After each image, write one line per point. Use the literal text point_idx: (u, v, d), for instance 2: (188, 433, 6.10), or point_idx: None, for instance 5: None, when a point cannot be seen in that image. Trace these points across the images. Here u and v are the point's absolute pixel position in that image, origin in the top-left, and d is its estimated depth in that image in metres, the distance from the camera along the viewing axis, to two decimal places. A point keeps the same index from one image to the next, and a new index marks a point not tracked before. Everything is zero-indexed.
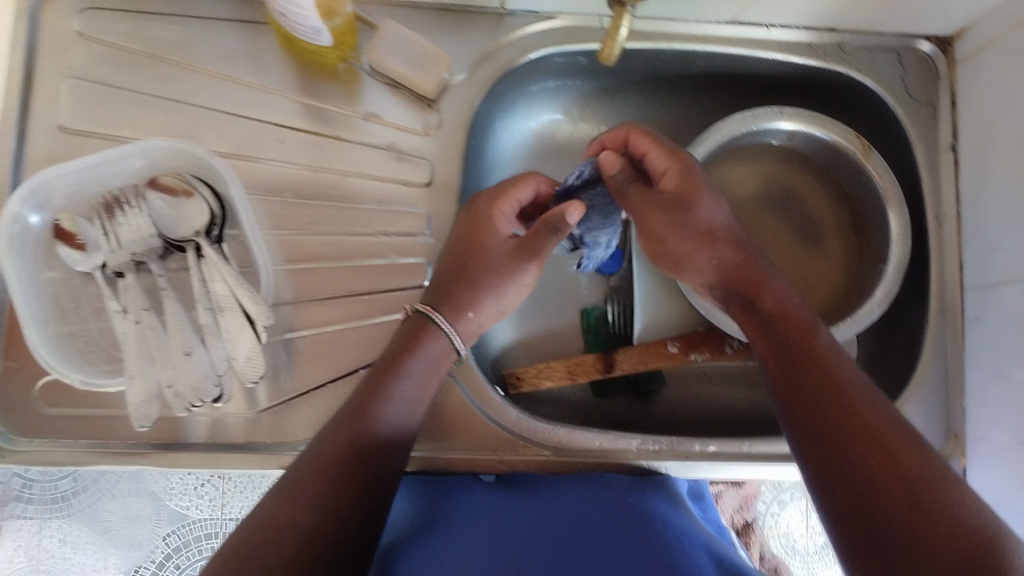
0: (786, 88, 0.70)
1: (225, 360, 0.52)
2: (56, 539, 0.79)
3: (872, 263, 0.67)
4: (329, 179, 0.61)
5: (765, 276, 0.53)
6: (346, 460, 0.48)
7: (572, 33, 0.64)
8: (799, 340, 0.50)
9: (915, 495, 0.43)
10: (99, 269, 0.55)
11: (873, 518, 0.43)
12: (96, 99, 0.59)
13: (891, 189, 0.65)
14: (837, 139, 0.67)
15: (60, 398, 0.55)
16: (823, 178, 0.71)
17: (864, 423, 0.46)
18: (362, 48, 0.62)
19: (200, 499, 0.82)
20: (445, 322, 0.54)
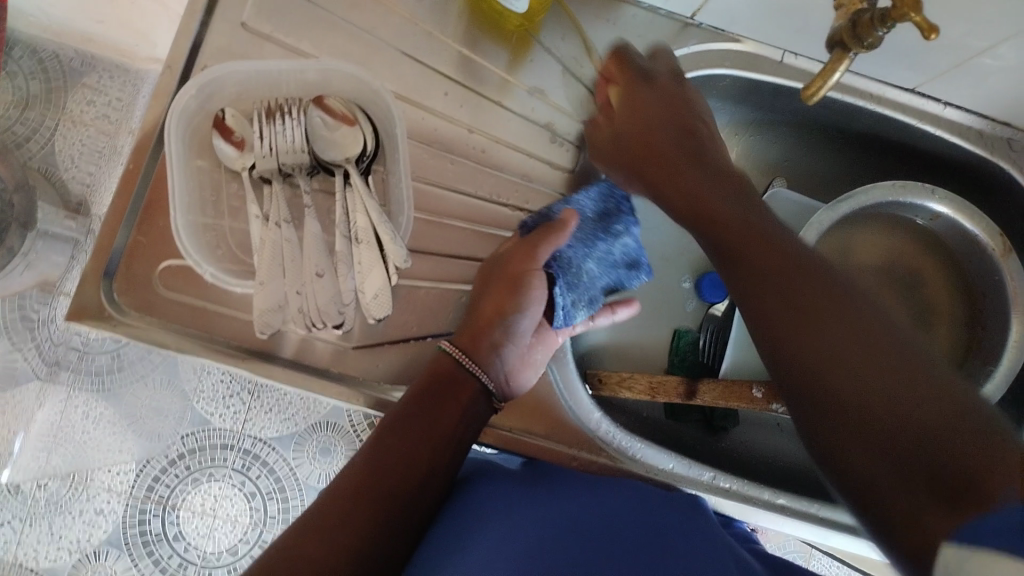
0: (941, 169, 0.69)
1: (352, 292, 0.52)
2: (82, 411, 0.87)
3: (979, 362, 0.67)
4: (480, 141, 0.61)
5: (681, 187, 0.50)
6: (398, 468, 0.49)
7: (749, 60, 0.64)
8: (745, 250, 0.45)
9: (901, 420, 0.36)
10: (247, 170, 0.55)
11: (872, 440, 0.36)
12: (282, 6, 0.59)
13: (1021, 297, 0.64)
14: (979, 233, 0.66)
15: (179, 283, 0.56)
16: (949, 266, 0.70)
17: (812, 342, 0.40)
18: (545, 24, 0.62)
19: (224, 409, 0.88)
20: (463, 354, 0.54)
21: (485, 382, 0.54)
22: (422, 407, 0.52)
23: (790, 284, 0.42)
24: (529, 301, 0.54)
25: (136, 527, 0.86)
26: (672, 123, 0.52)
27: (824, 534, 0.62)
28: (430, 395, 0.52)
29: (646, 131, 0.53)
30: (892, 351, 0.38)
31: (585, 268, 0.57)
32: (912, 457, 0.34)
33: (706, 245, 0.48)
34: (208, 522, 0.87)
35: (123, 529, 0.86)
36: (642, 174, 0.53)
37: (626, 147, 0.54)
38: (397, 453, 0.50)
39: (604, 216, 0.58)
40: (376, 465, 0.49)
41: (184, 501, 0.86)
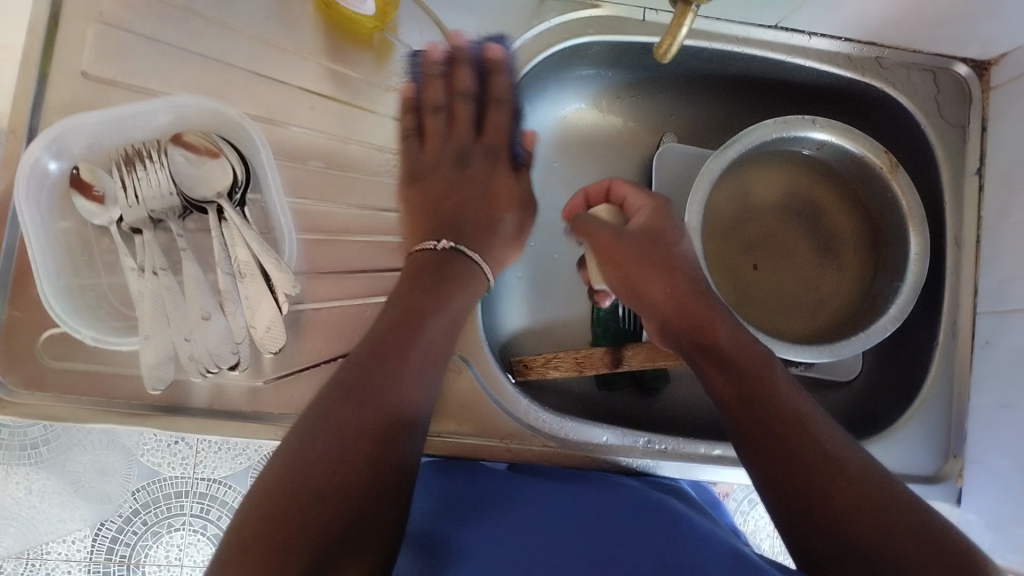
0: (819, 98, 0.70)
1: (244, 328, 0.51)
2: (23, 486, 0.78)
3: (886, 279, 0.67)
4: (356, 151, 0.60)
5: (707, 313, 0.54)
6: (355, 448, 0.44)
7: (612, 24, 0.64)
8: (711, 345, 0.53)
9: (858, 499, 0.44)
10: (115, 224, 0.53)
11: (834, 526, 0.44)
12: (121, 47, 0.57)
13: (914, 209, 0.65)
14: (864, 152, 0.67)
15: (66, 351, 0.54)
16: (846, 192, 0.71)
17: (769, 405, 0.49)
18: (401, 20, 0.61)
19: (172, 457, 0.81)
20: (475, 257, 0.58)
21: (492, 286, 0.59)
22: (381, 366, 0.47)
23: (758, 377, 0.50)
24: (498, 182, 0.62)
25: None
26: (663, 251, 0.57)
27: None
28: (401, 342, 0.49)
29: (660, 258, 0.57)
30: (822, 433, 0.47)
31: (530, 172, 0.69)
32: (847, 525, 0.43)
33: (694, 358, 0.54)
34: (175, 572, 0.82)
35: None
36: (620, 276, 0.58)
37: (609, 259, 0.58)
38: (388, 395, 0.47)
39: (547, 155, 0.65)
40: (324, 443, 0.43)
41: (148, 557, 0.81)
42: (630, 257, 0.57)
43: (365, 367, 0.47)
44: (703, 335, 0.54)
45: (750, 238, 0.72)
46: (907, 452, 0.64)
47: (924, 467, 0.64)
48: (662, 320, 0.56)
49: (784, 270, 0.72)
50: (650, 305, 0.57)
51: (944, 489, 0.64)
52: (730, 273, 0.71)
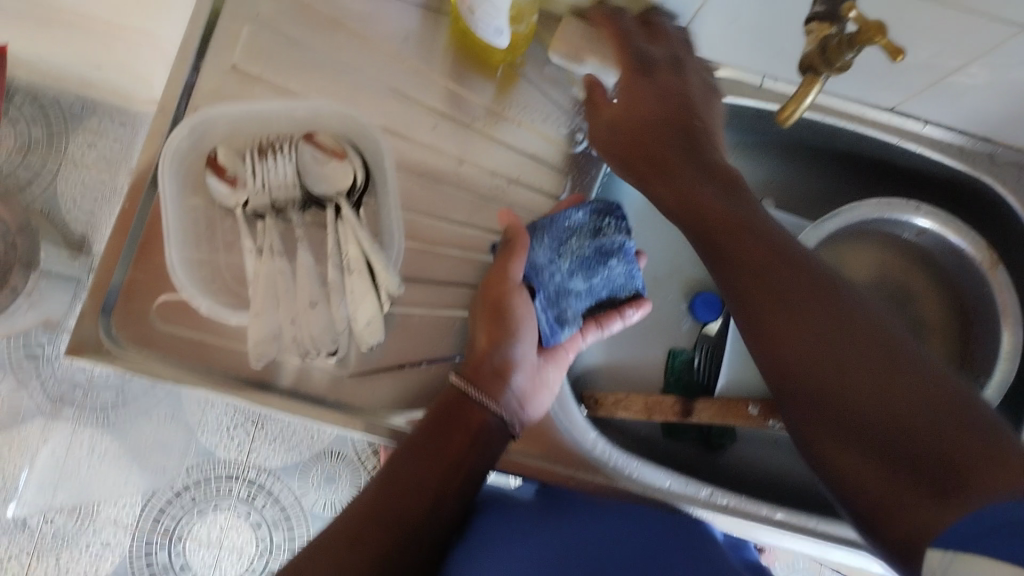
0: (923, 184, 0.70)
1: (345, 320, 0.53)
2: (87, 445, 0.88)
3: (971, 374, 0.68)
4: (468, 171, 0.63)
5: (695, 192, 0.52)
6: (401, 515, 0.50)
7: (728, 84, 0.65)
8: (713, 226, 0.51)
9: (901, 391, 0.41)
10: (241, 207, 0.57)
11: (852, 420, 0.42)
12: (271, 47, 0.61)
13: (1009, 307, 0.65)
14: (967, 246, 0.67)
15: (177, 317, 0.57)
16: (940, 280, 0.71)
17: (779, 289, 0.47)
18: (529, 57, 0.64)
19: (230, 440, 0.89)
20: (477, 393, 0.54)
21: (496, 413, 0.54)
22: (448, 427, 0.53)
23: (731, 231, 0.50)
24: (518, 324, 0.56)
25: (142, 561, 0.86)
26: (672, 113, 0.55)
27: (823, 549, 0.62)
28: (417, 468, 0.51)
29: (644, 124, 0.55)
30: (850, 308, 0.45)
31: (569, 286, 0.58)
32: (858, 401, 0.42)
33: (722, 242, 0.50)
34: (215, 553, 0.87)
35: (129, 564, 0.86)
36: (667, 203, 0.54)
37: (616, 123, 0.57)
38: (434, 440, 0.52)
39: (596, 231, 0.57)
40: (394, 469, 0.51)
41: (189, 534, 0.87)
42: (644, 136, 0.55)
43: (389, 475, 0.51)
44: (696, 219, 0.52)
45: None
46: None
47: None
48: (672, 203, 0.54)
49: None
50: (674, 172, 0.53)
51: None
52: None
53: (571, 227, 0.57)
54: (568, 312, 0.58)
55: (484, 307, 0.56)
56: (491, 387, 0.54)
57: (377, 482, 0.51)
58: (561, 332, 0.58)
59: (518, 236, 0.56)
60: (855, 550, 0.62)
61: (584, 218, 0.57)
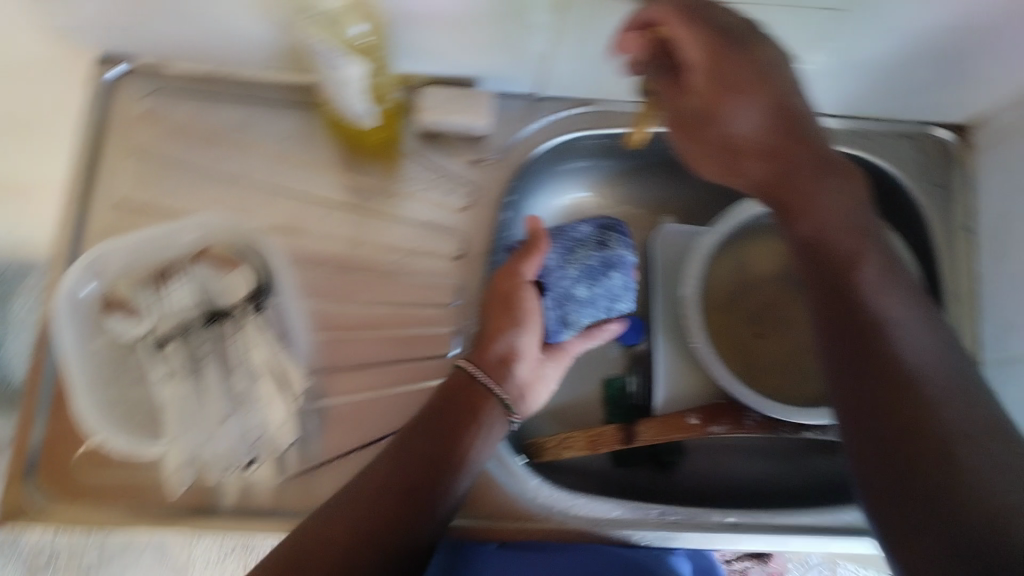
0: None
1: (258, 425, 0.56)
2: None
3: None
4: (367, 253, 0.64)
5: (808, 195, 0.56)
6: (396, 507, 0.50)
7: (601, 118, 0.68)
8: (831, 273, 0.55)
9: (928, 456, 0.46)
10: (148, 337, 0.56)
11: (932, 493, 0.45)
12: (154, 176, 0.63)
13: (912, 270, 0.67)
14: None
15: (99, 464, 0.58)
16: None
17: (869, 324, 0.52)
18: (406, 131, 0.66)
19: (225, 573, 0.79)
20: (490, 380, 0.59)
21: (502, 397, 0.59)
22: (447, 426, 0.55)
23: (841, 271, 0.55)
24: (524, 317, 0.62)
25: None
26: (716, 131, 0.55)
27: (781, 543, 0.63)
28: (425, 449, 0.53)
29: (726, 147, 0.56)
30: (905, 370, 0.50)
31: (572, 290, 0.65)
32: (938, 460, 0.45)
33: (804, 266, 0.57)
34: None
35: None
36: (779, 204, 0.57)
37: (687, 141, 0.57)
38: (434, 441, 0.54)
39: (600, 243, 0.65)
40: (387, 463, 0.52)
41: None
42: (707, 148, 0.56)
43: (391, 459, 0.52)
44: (784, 206, 0.57)
45: (755, 306, 0.75)
46: None
47: None
48: (756, 186, 0.58)
49: (791, 336, 0.74)
50: (741, 171, 0.57)
51: None
52: (738, 342, 0.73)
53: (575, 236, 0.66)
54: (570, 316, 0.66)
55: (494, 301, 0.63)
56: (500, 374, 0.60)
57: (365, 480, 0.51)
58: (562, 333, 0.66)
59: (539, 241, 0.63)
60: (809, 534, 0.63)
61: (588, 232, 0.66)
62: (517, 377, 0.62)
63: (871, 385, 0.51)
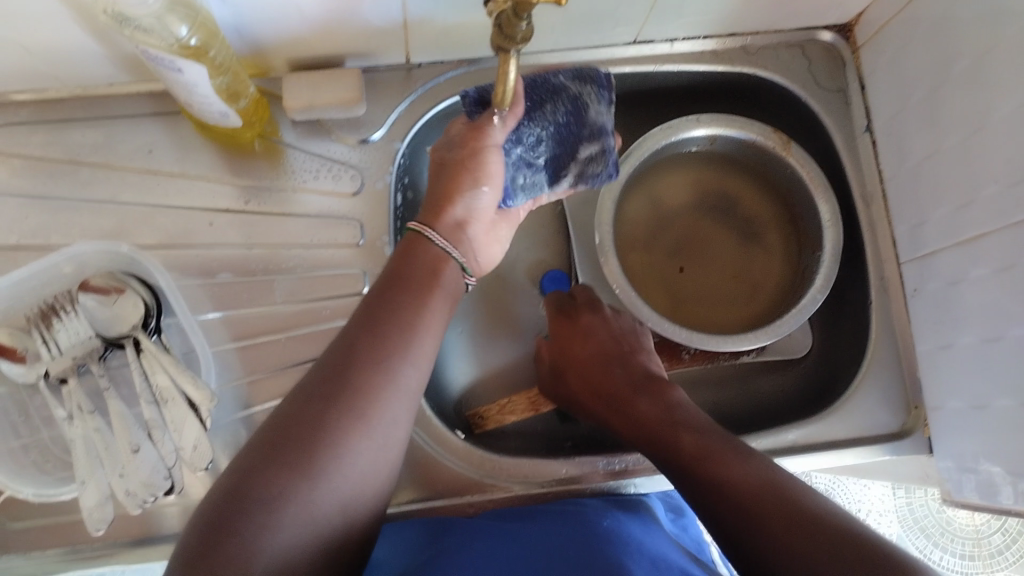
0: (702, 95, 0.72)
1: (173, 452, 0.52)
2: None
3: (810, 253, 0.69)
4: (262, 254, 0.62)
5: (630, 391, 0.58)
6: (347, 398, 0.44)
7: (478, 77, 0.66)
8: (665, 425, 0.53)
9: (761, 501, 0.44)
10: (43, 378, 0.54)
11: (785, 525, 0.42)
12: (21, 213, 0.60)
13: (815, 178, 0.67)
14: (755, 136, 0.69)
15: (22, 512, 0.57)
16: (754, 176, 0.73)
17: (695, 441, 0.50)
18: (278, 121, 0.63)
19: None
20: (440, 237, 0.53)
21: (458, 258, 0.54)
22: (390, 306, 0.49)
23: (670, 434, 0.52)
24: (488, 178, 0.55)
25: None
26: (592, 315, 0.64)
27: None
28: (402, 324, 0.48)
29: (601, 353, 0.62)
30: (739, 455, 0.48)
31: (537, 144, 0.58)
32: (783, 504, 0.43)
33: (619, 421, 0.57)
34: None
35: None
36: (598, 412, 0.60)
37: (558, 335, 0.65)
38: (396, 323, 0.48)
39: (575, 98, 0.58)
40: (331, 358, 0.46)
41: None
42: (562, 377, 0.64)
43: (371, 338, 0.46)
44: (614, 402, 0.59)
45: (673, 242, 0.74)
46: (866, 412, 0.64)
47: (885, 425, 0.64)
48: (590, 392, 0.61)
49: (710, 264, 0.73)
50: (584, 384, 0.61)
51: (912, 445, 0.63)
52: (658, 278, 0.72)
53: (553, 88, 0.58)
54: (525, 180, 0.59)
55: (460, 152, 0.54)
56: (453, 236, 0.54)
57: (305, 386, 0.45)
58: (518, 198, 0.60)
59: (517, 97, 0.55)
60: None
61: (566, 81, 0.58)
62: (470, 239, 0.57)
63: (699, 471, 0.48)
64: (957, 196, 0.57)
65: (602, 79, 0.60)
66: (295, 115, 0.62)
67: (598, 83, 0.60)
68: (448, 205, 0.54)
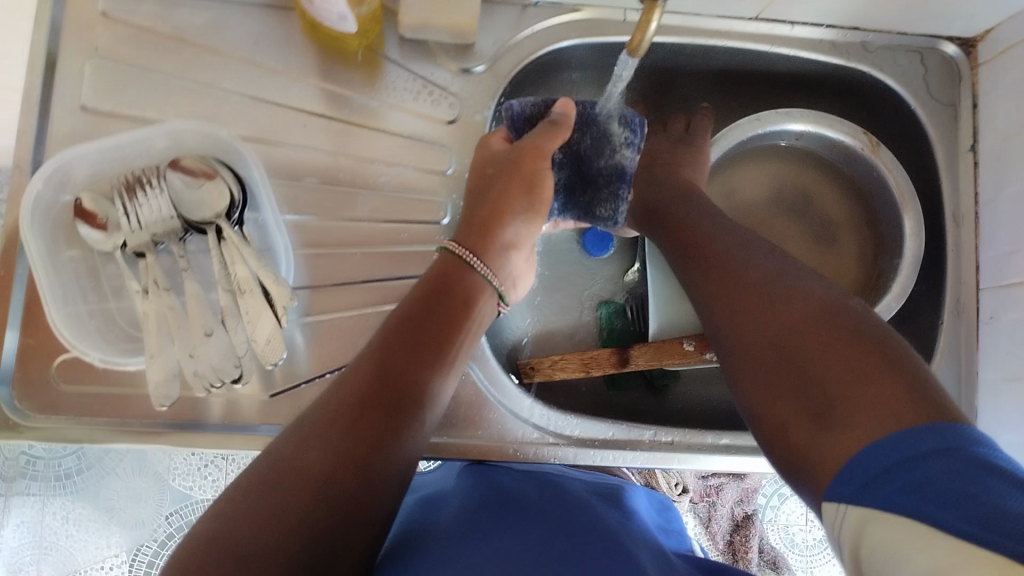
0: (791, 84, 0.71)
1: (246, 342, 0.52)
2: (59, 516, 0.82)
3: (888, 258, 0.68)
4: (349, 165, 0.61)
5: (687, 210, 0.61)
6: (367, 406, 0.44)
7: (595, 26, 0.64)
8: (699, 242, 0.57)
9: (789, 326, 0.46)
10: (120, 249, 0.55)
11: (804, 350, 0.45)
12: (120, 80, 0.60)
13: (902, 182, 0.66)
14: (844, 136, 0.68)
15: (77, 377, 0.57)
16: (834, 172, 0.73)
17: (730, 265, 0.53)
18: (386, 35, 0.62)
19: (202, 480, 0.85)
20: (475, 259, 0.54)
21: (494, 283, 0.56)
22: (417, 322, 0.50)
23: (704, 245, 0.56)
24: (539, 199, 0.57)
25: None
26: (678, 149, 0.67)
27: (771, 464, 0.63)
28: (426, 339, 0.49)
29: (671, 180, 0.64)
30: (774, 271, 0.51)
31: (568, 167, 0.60)
32: (804, 330, 0.46)
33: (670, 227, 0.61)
34: None
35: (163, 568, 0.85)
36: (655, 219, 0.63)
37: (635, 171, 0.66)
38: (426, 337, 0.49)
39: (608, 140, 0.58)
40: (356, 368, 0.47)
41: None
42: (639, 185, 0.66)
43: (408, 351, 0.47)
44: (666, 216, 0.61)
45: (748, 234, 0.73)
46: None
47: None
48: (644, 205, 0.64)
49: None
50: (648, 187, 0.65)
51: None
52: None
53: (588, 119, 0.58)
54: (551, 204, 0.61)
55: (514, 176, 0.55)
56: (497, 262, 0.56)
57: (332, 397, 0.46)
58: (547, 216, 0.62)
59: (562, 125, 0.55)
60: None
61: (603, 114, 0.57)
62: (510, 265, 0.58)
63: (727, 291, 0.51)
64: None
65: (637, 125, 0.58)
66: (406, 31, 0.61)
67: (634, 126, 0.58)
68: (497, 227, 0.55)
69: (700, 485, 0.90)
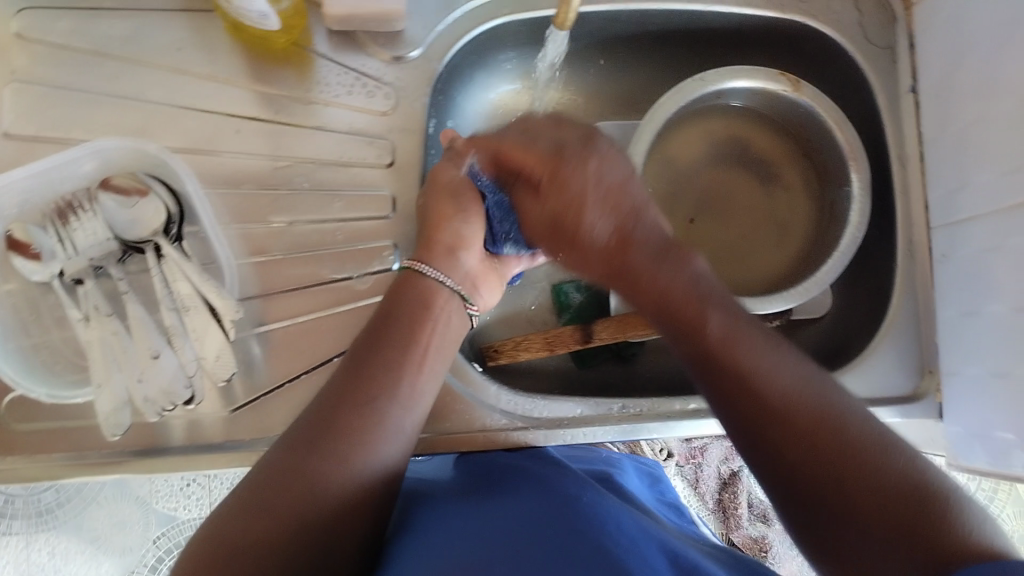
0: (711, 39, 0.70)
1: (194, 361, 0.51)
2: (44, 552, 0.80)
3: (837, 188, 0.68)
4: (288, 167, 0.60)
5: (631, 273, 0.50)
6: (313, 469, 0.43)
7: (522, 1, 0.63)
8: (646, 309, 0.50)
9: (784, 426, 0.42)
10: (57, 278, 0.52)
11: (820, 457, 0.40)
12: (40, 102, 0.57)
13: (832, 113, 0.66)
14: (764, 83, 0.67)
15: (30, 413, 0.55)
16: (763, 118, 0.72)
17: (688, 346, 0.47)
18: (314, 30, 0.60)
19: (186, 499, 0.84)
20: (432, 271, 0.54)
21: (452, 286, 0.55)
22: (355, 384, 0.48)
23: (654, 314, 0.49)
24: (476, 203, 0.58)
25: None
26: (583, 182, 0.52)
27: None
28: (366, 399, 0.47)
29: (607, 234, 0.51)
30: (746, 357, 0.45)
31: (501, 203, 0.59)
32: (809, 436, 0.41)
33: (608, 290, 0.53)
34: None
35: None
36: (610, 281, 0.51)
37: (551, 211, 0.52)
38: (369, 398, 0.47)
39: None
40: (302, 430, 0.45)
41: None
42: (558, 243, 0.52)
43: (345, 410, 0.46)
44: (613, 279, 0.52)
45: (693, 198, 0.73)
46: (883, 375, 0.64)
47: (898, 387, 0.64)
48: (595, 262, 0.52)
49: (734, 220, 0.73)
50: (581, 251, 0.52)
51: (923, 408, 0.63)
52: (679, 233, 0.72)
53: None
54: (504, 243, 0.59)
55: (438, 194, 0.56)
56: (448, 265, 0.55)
57: (281, 450, 0.44)
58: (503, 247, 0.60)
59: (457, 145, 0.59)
60: None
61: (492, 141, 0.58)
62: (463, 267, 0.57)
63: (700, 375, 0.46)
64: (1003, 163, 0.55)
65: None
66: (333, 24, 0.59)
67: None
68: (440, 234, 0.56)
69: (684, 449, 0.91)
